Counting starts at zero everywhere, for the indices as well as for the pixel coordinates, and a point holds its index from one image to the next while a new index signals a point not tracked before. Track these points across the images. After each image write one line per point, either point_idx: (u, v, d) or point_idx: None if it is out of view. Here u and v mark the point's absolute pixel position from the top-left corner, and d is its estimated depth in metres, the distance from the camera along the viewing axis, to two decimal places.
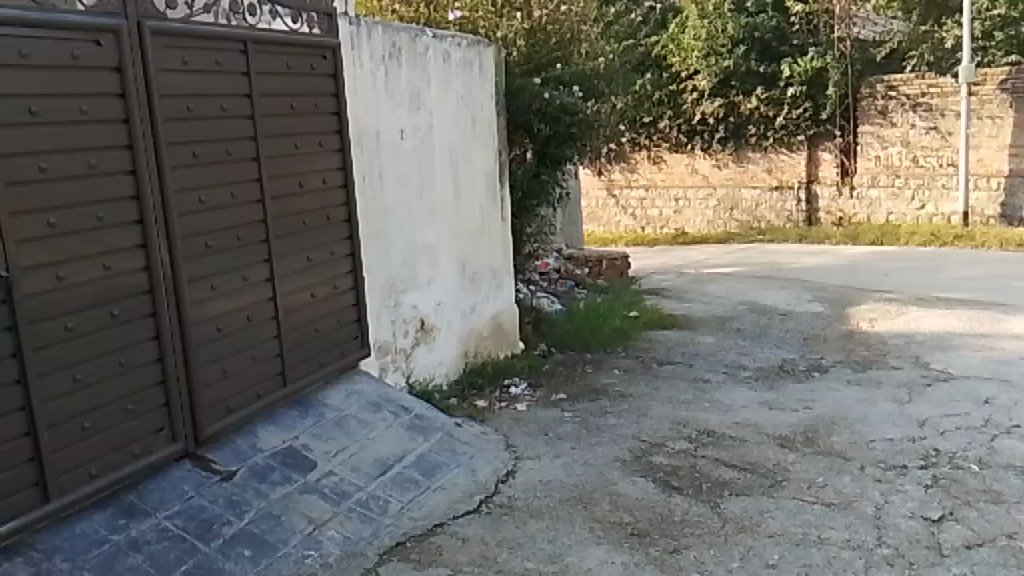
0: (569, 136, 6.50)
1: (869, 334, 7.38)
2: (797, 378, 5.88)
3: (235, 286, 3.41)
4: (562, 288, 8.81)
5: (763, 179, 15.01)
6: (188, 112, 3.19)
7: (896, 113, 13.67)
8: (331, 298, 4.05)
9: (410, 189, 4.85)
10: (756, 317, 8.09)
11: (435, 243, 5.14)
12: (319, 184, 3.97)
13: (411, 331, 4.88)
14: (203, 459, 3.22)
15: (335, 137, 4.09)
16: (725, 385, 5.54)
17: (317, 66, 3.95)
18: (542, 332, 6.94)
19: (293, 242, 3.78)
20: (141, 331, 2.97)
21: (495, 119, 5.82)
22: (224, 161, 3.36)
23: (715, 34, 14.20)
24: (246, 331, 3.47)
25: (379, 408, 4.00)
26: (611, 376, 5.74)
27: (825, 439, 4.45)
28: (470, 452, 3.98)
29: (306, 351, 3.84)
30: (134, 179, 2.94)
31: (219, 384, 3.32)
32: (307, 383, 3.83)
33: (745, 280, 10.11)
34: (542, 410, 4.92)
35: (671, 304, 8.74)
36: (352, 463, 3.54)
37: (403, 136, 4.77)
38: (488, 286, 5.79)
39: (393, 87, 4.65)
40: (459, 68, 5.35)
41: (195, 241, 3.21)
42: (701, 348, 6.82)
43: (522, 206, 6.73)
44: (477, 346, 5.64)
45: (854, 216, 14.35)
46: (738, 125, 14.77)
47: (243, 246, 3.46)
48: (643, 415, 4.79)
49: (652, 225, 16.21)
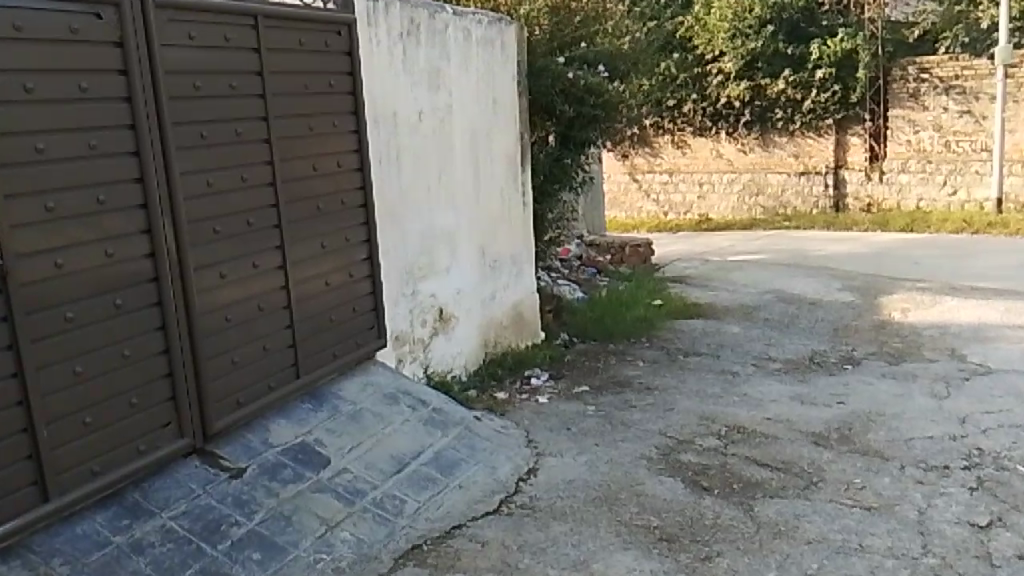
0: (593, 119, 6.31)
1: (903, 324, 7.13)
2: (829, 371, 5.66)
3: (246, 273, 3.26)
4: (583, 275, 8.62)
5: (789, 164, 14.68)
6: (195, 90, 3.03)
7: (928, 96, 13.31)
8: (347, 286, 3.89)
9: (428, 172, 4.68)
10: (784, 306, 7.86)
11: (454, 228, 4.96)
12: (334, 167, 3.80)
13: (429, 320, 4.72)
14: (211, 455, 3.08)
15: (350, 118, 3.92)
16: (754, 379, 5.33)
17: (332, 43, 3.77)
18: (563, 322, 6.76)
19: (307, 228, 3.61)
20: (147, 321, 2.83)
21: (517, 100, 5.62)
22: (233, 142, 3.20)
23: (741, 14, 13.86)
24: (257, 321, 3.32)
25: (396, 401, 3.85)
26: (635, 367, 5.55)
27: (861, 436, 4.25)
28: (489, 448, 3.82)
29: (320, 341, 3.69)
30: (137, 161, 2.78)
31: (228, 377, 3.17)
32: (321, 375, 3.68)
33: (772, 268, 9.86)
34: (564, 403, 4.75)
35: (696, 293, 8.51)
36: (367, 460, 3.39)
37: (421, 116, 4.59)
38: (508, 273, 5.61)
39: (411, 65, 4.46)
40: (480, 47, 5.15)
41: (202, 226, 3.06)
42: (728, 339, 6.61)
43: (544, 191, 6.51)
44: (498, 335, 5.47)
45: (883, 202, 13.98)
46: (764, 108, 14.43)
47: (254, 232, 3.30)
48: (670, 410, 4.60)
49: (675, 211, 15.92)
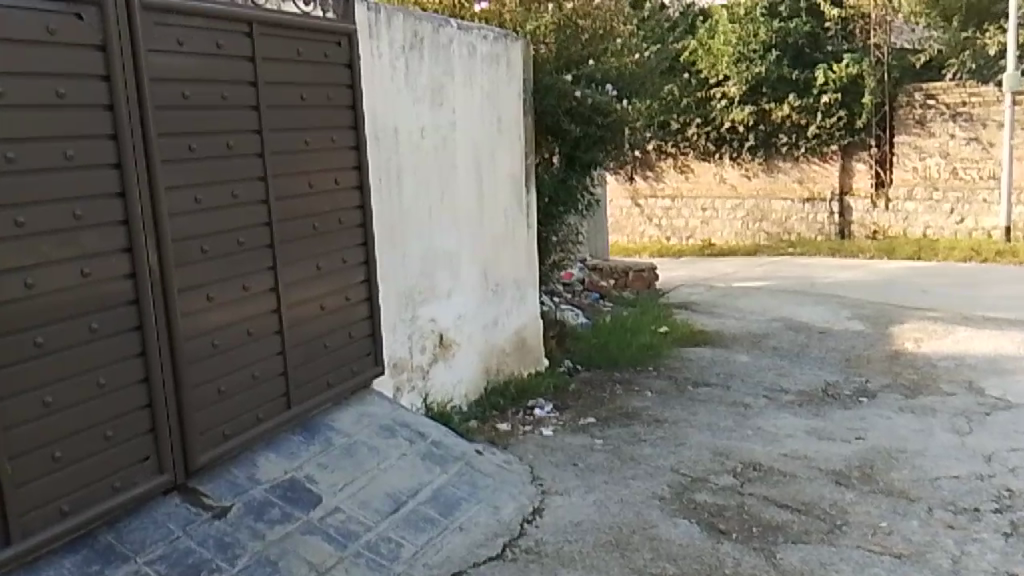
0: (600, 139, 6.12)
1: (917, 355, 6.92)
2: (844, 405, 5.42)
3: (235, 295, 3.05)
4: (586, 300, 8.42)
5: (793, 190, 14.56)
6: (184, 100, 2.84)
7: (935, 123, 13.19)
8: (343, 310, 3.68)
9: (430, 192, 4.48)
10: (793, 334, 7.65)
11: (456, 251, 4.76)
12: (332, 185, 3.61)
13: (428, 347, 4.50)
14: (193, 492, 2.86)
15: (349, 133, 3.74)
16: (768, 411, 5.11)
17: (331, 54, 3.59)
18: (566, 348, 6.54)
19: (302, 248, 3.41)
20: (125, 346, 2.61)
21: (522, 119, 5.45)
22: (224, 156, 3.00)
23: (746, 38, 13.86)
24: (246, 347, 3.10)
25: (392, 434, 3.62)
26: (643, 398, 5.32)
27: (885, 475, 4.02)
28: (492, 486, 3.59)
29: (313, 368, 3.46)
30: (118, 174, 2.58)
31: (213, 407, 2.95)
32: (315, 405, 3.46)
33: (778, 295, 9.67)
34: (570, 436, 4.52)
35: (703, 320, 8.32)
36: (360, 499, 3.16)
37: (424, 134, 4.41)
38: (512, 298, 5.40)
39: (414, 80, 4.29)
40: (485, 64, 4.99)
41: (189, 245, 2.85)
42: (737, 368, 6.40)
43: (548, 213, 6.36)
44: (500, 363, 5.25)
45: (889, 229, 13.83)
46: (768, 133, 14.32)
47: (244, 251, 3.09)
48: (682, 444, 4.37)
49: (677, 236, 15.78)
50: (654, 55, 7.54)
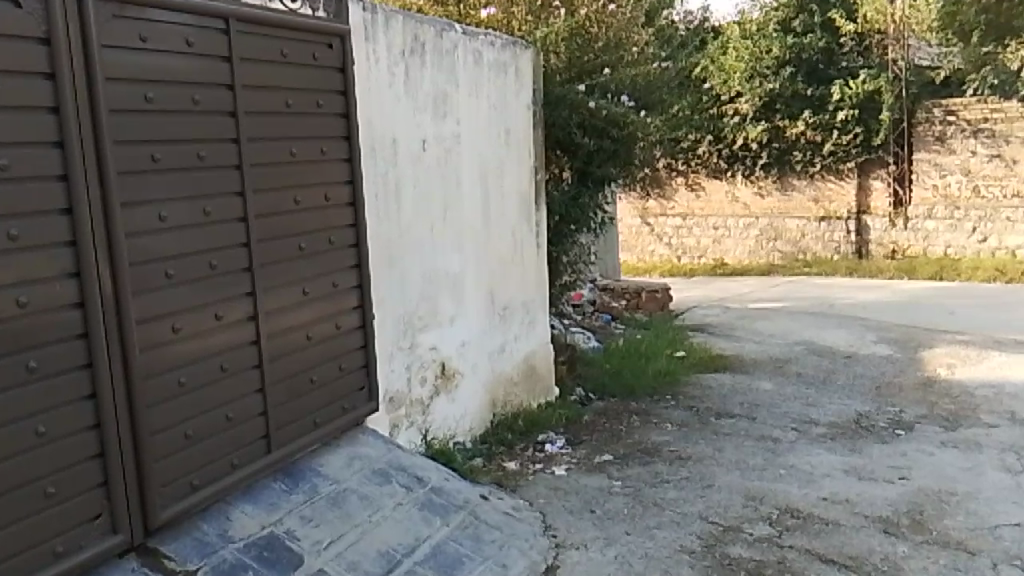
0: (615, 154, 5.77)
1: (951, 383, 6.48)
2: (880, 438, 5.00)
3: (205, 326, 2.67)
4: (597, 323, 8.04)
5: (809, 209, 14.20)
6: (147, 102, 2.48)
7: (955, 139, 12.88)
8: (333, 340, 3.30)
9: (432, 208, 4.12)
10: (817, 360, 7.23)
11: (460, 272, 4.38)
12: (321, 201, 3.24)
13: (429, 378, 4.12)
14: (153, 554, 2.46)
15: (342, 144, 3.37)
16: (799, 447, 4.71)
17: (321, 56, 3.23)
18: (577, 375, 6.15)
19: (286, 271, 3.03)
20: (71, 388, 2.23)
21: (532, 131, 5.08)
22: (195, 168, 2.64)
23: (759, 54, 13.55)
24: (220, 385, 2.72)
25: (387, 479, 3.22)
26: (663, 432, 4.91)
27: (937, 523, 3.60)
28: (499, 541, 3.19)
29: (298, 406, 3.08)
30: (65, 187, 2.21)
31: (178, 455, 2.56)
32: (299, 447, 3.07)
33: (798, 317, 9.27)
34: (585, 476, 4.12)
35: (721, 343, 7.93)
36: (348, 559, 2.77)
37: (425, 146, 4.04)
38: (520, 323, 5.02)
39: (414, 88, 3.93)
40: (492, 73, 4.63)
41: (151, 269, 2.48)
42: (761, 397, 6.00)
43: (558, 232, 5.98)
44: (507, 394, 4.86)
45: (909, 249, 13.44)
46: (782, 150, 14.02)
47: (218, 276, 2.72)
48: (709, 486, 3.97)
49: (688, 255, 15.47)
50: (673, 68, 7.28)
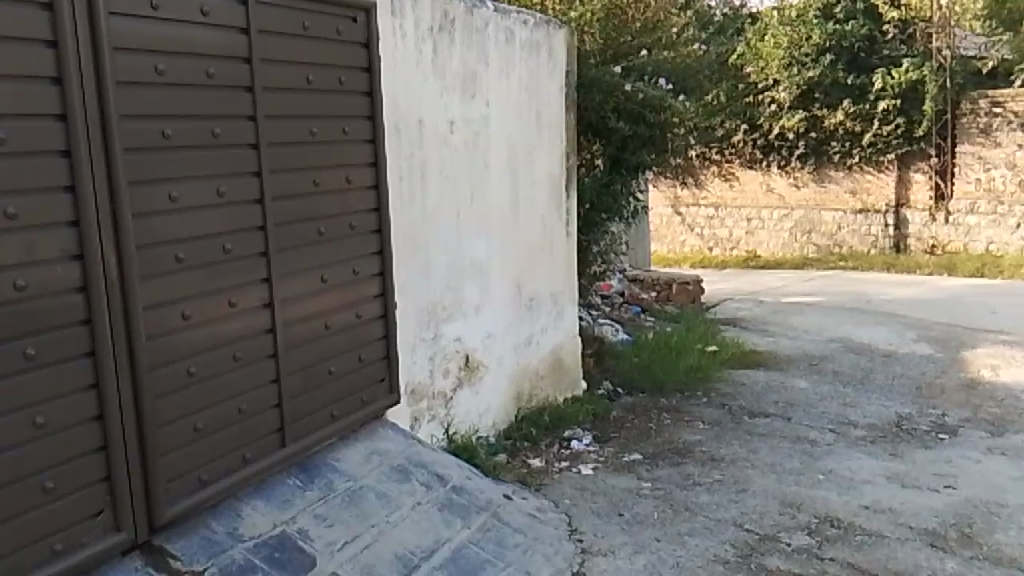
0: (650, 140, 5.59)
1: (996, 386, 6.20)
2: (923, 443, 4.77)
3: (218, 313, 2.53)
4: (626, 314, 7.86)
5: (846, 201, 13.84)
6: (157, 75, 2.33)
7: (1001, 132, 12.40)
8: (353, 329, 3.15)
9: (459, 193, 3.95)
10: (854, 358, 6.98)
11: (486, 261, 4.22)
12: (342, 183, 3.08)
13: (452, 370, 3.96)
14: (158, 553, 2.34)
15: (366, 124, 3.21)
16: (838, 450, 4.50)
17: (344, 30, 3.07)
18: (605, 368, 5.97)
19: (304, 257, 2.89)
20: (72, 377, 2.10)
21: (564, 115, 4.89)
22: (208, 146, 2.49)
23: (798, 41, 13.18)
24: (232, 375, 2.59)
25: (406, 477, 3.07)
26: (695, 431, 4.72)
27: (988, 537, 3.38)
28: (522, 545, 3.03)
29: (315, 398, 2.94)
30: (69, 163, 2.07)
31: (186, 449, 2.43)
32: (315, 441, 2.93)
33: (834, 313, 9.00)
34: (613, 476, 3.95)
35: (754, 338, 7.71)
36: (363, 562, 2.63)
37: (453, 128, 3.88)
38: (548, 314, 4.85)
39: (442, 67, 3.76)
40: (525, 53, 4.44)
41: (160, 251, 2.34)
42: (796, 395, 5.78)
43: (590, 221, 5.79)
44: (533, 387, 4.69)
45: (949, 244, 13.05)
46: (820, 141, 13.67)
47: (232, 261, 2.58)
48: (744, 490, 3.78)
49: (720, 246, 15.22)
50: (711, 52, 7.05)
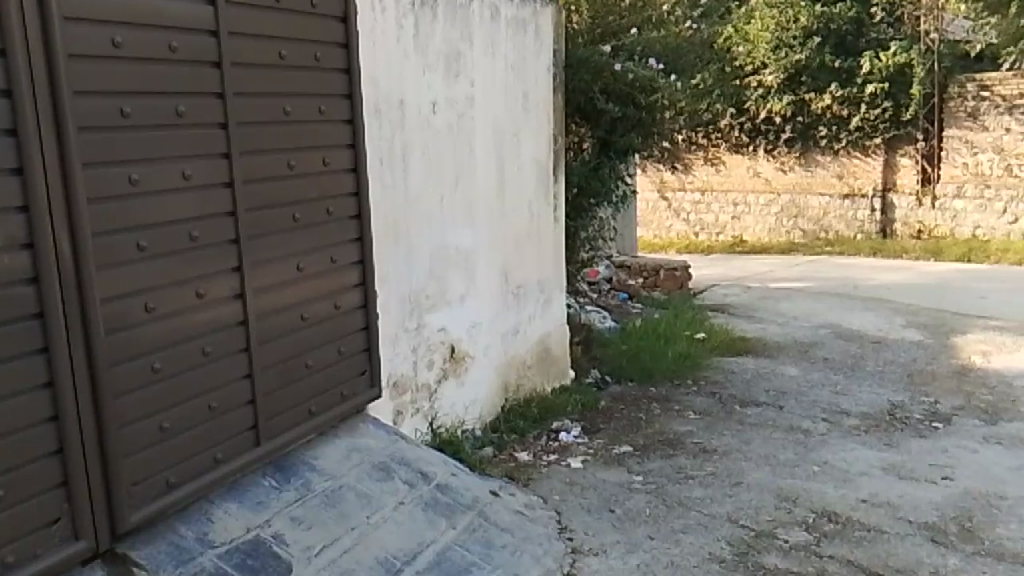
0: (639, 122, 5.47)
1: (987, 372, 6.14)
2: (918, 432, 4.68)
3: (185, 305, 2.37)
4: (614, 301, 7.73)
5: (832, 186, 13.78)
6: (115, 48, 2.15)
7: (988, 116, 12.32)
8: (331, 320, 2.99)
9: (442, 176, 3.79)
10: (844, 344, 6.90)
11: (472, 247, 4.07)
12: (318, 166, 2.92)
13: (437, 361, 3.82)
14: (123, 562, 2.19)
15: (343, 104, 3.04)
16: (832, 440, 4.40)
17: (320, 3, 2.90)
18: (593, 356, 5.85)
19: (279, 243, 2.72)
20: (24, 376, 1.94)
21: (551, 97, 4.73)
22: (171, 126, 2.31)
23: (786, 24, 13.07)
24: (201, 371, 2.43)
25: (388, 475, 2.93)
26: (686, 422, 4.60)
27: (990, 531, 3.29)
28: (510, 546, 2.90)
29: (291, 393, 2.79)
30: (15, 143, 1.90)
31: (151, 450, 2.27)
32: (291, 439, 2.78)
33: (822, 298, 8.92)
34: (603, 470, 3.83)
35: (743, 325, 7.61)
36: (343, 568, 2.49)
37: (436, 109, 3.71)
38: (535, 302, 4.70)
39: (424, 44, 3.59)
40: (510, 32, 4.28)
41: (121, 239, 2.18)
42: (786, 383, 5.68)
43: (578, 206, 5.65)
44: (520, 378, 4.56)
45: (935, 229, 13.03)
46: (807, 125, 13.56)
47: (200, 249, 2.41)
48: (738, 483, 3.67)
49: (706, 231, 15.13)
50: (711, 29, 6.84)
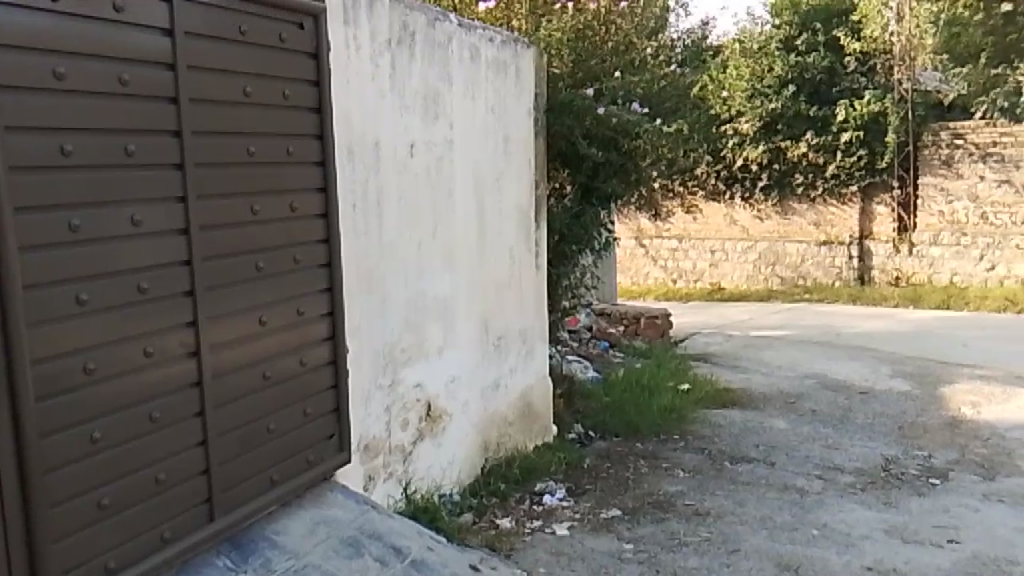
0: (622, 167, 5.32)
1: (979, 424, 5.98)
2: (917, 490, 4.47)
3: (132, 364, 2.12)
4: (595, 350, 7.54)
5: (810, 233, 13.81)
6: (57, 79, 1.94)
7: (962, 164, 12.50)
8: (297, 379, 2.75)
9: (420, 222, 3.59)
10: (831, 396, 6.72)
11: (450, 297, 3.85)
12: (286, 211, 2.70)
13: (412, 421, 3.57)
14: None
15: (314, 145, 2.84)
16: (830, 500, 4.19)
17: (289, 37, 2.71)
18: (576, 409, 5.62)
19: (240, 295, 2.48)
20: None
21: (533, 141, 4.58)
22: (120, 166, 2.09)
23: (760, 74, 13.30)
24: (148, 438, 2.16)
25: (358, 551, 2.66)
26: (676, 481, 4.37)
27: None
28: None
29: (251, 461, 2.52)
30: None
31: (87, 532, 2.00)
32: (250, 512, 2.51)
33: (806, 347, 8.78)
34: (590, 538, 3.58)
35: (727, 375, 7.43)
36: None
37: (413, 152, 3.52)
38: (516, 354, 4.47)
39: (401, 84, 3.42)
40: (491, 73, 4.13)
41: (58, 291, 1.93)
42: (776, 437, 5.49)
43: (560, 253, 5.50)
44: (500, 436, 4.30)
45: (913, 276, 13.03)
46: (783, 172, 13.61)
47: (150, 302, 2.17)
48: (735, 551, 3.44)
49: (684, 278, 15.07)
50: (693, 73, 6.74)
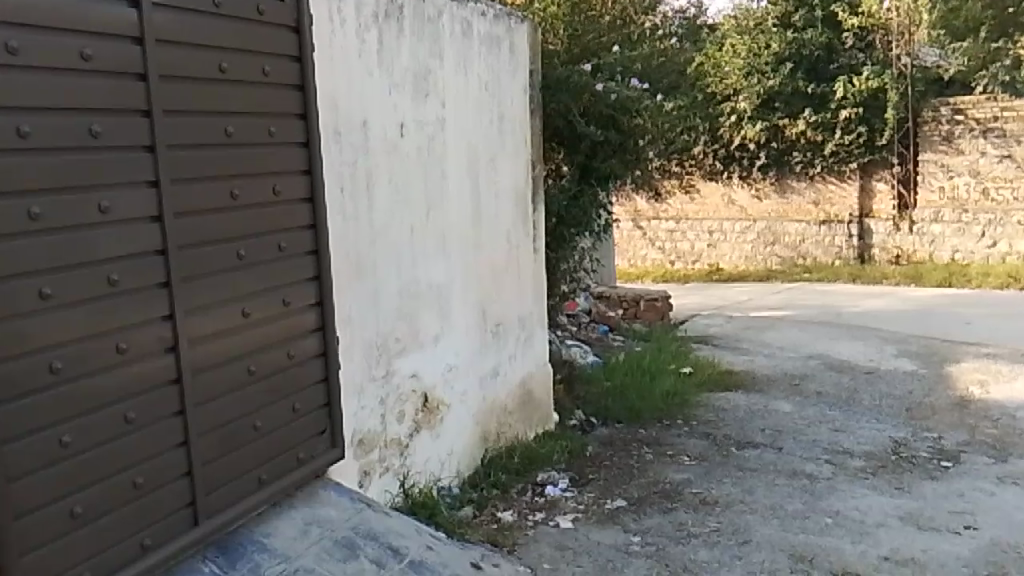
0: (621, 147, 5.16)
1: (988, 403, 5.85)
2: (928, 473, 4.35)
3: (105, 360, 1.97)
4: (594, 334, 7.39)
5: (809, 212, 13.66)
6: (11, 54, 1.77)
7: (963, 139, 12.37)
8: (284, 373, 2.60)
9: (412, 206, 3.43)
10: (836, 377, 6.59)
11: (445, 283, 3.70)
12: (268, 196, 2.54)
13: (408, 413, 3.43)
14: None
15: (297, 125, 2.68)
16: (841, 486, 4.06)
17: (267, 10, 2.54)
18: (577, 396, 5.48)
19: (220, 285, 2.33)
20: None
21: (528, 120, 4.41)
22: (84, 148, 1.93)
23: (757, 49, 13.01)
24: (124, 439, 2.02)
25: (354, 553, 2.52)
26: (681, 468, 4.24)
27: None
28: None
29: (235, 461, 2.38)
30: None
31: (59, 542, 1.85)
32: (237, 515, 2.37)
33: (808, 327, 8.66)
34: (595, 530, 3.45)
35: (730, 357, 7.30)
36: None
37: (403, 132, 3.36)
38: (515, 341, 4.33)
39: (389, 60, 3.25)
40: (484, 50, 3.95)
41: (18, 285, 1.77)
42: (782, 420, 5.36)
43: (558, 236, 5.35)
44: (500, 426, 4.17)
45: (914, 254, 12.90)
46: (781, 151, 13.47)
47: (123, 294, 2.02)
48: (747, 542, 3.31)
49: (682, 260, 14.91)
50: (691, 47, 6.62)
